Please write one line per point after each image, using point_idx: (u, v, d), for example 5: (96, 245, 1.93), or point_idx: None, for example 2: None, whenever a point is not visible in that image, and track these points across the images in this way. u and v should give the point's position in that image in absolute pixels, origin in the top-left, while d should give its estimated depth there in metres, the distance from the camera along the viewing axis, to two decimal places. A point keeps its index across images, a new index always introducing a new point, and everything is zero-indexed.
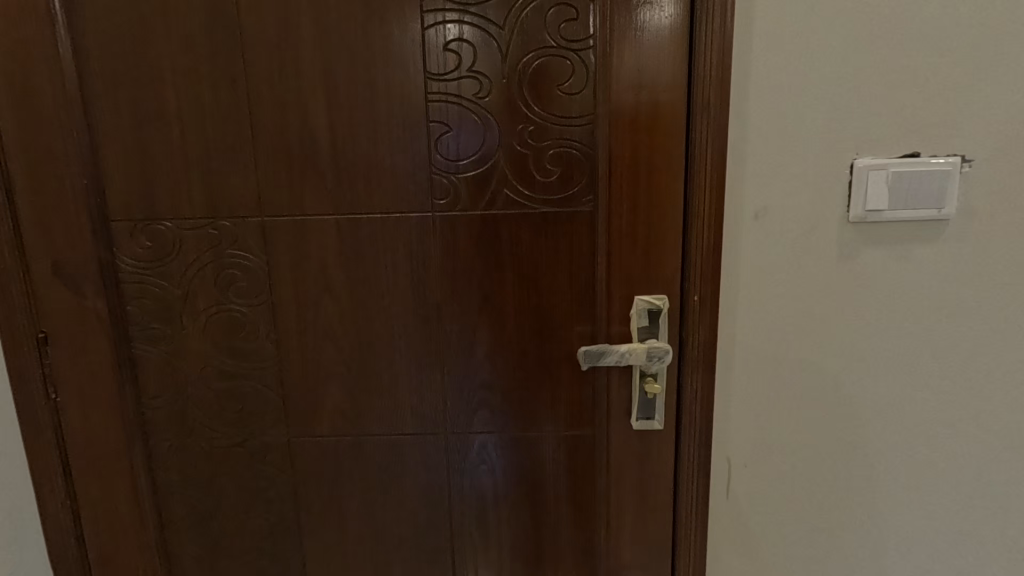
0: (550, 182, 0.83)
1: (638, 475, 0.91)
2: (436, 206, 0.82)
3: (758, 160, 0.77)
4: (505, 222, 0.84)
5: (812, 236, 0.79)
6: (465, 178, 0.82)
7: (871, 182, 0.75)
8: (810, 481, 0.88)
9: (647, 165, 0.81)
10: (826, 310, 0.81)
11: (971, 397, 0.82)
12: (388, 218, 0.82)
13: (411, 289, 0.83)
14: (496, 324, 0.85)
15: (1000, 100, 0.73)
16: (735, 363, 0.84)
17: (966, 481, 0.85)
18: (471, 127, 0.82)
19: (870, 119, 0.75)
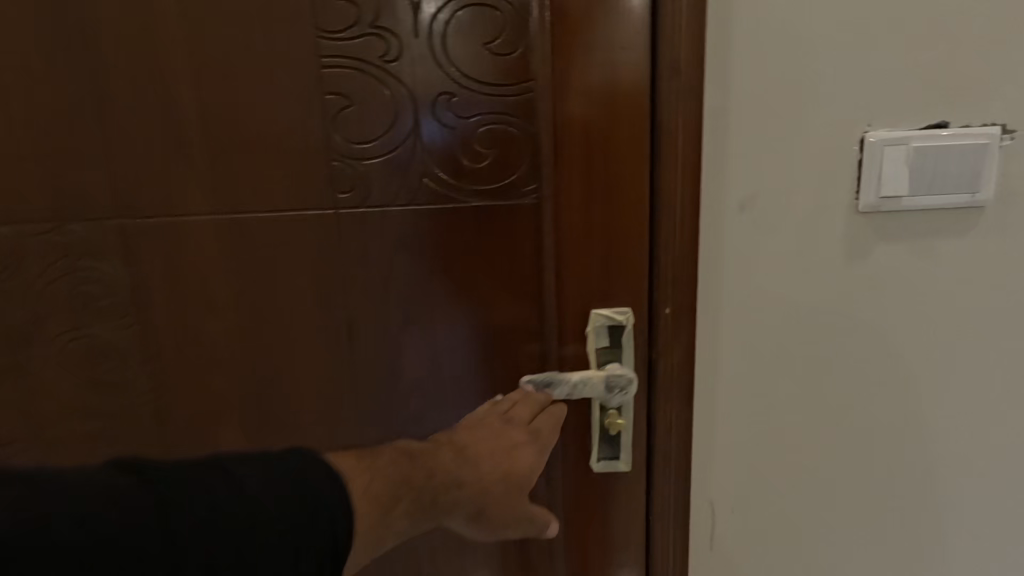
0: (480, 169, 0.66)
1: (601, 524, 0.77)
2: (338, 201, 0.67)
3: (741, 138, 0.64)
4: (427, 221, 0.68)
5: (815, 228, 0.66)
6: (373, 165, 0.66)
7: (887, 161, 0.63)
8: (809, 525, 0.74)
9: (607, 145, 0.65)
10: (831, 317, 0.68)
11: (989, 423, 0.71)
12: (283, 219, 0.67)
13: (316, 304, 0.70)
14: (424, 346, 0.71)
15: (1012, 75, 0.62)
16: (720, 384, 0.70)
17: (981, 517, 0.74)
18: (378, 100, 0.65)
19: (872, 90, 0.62)
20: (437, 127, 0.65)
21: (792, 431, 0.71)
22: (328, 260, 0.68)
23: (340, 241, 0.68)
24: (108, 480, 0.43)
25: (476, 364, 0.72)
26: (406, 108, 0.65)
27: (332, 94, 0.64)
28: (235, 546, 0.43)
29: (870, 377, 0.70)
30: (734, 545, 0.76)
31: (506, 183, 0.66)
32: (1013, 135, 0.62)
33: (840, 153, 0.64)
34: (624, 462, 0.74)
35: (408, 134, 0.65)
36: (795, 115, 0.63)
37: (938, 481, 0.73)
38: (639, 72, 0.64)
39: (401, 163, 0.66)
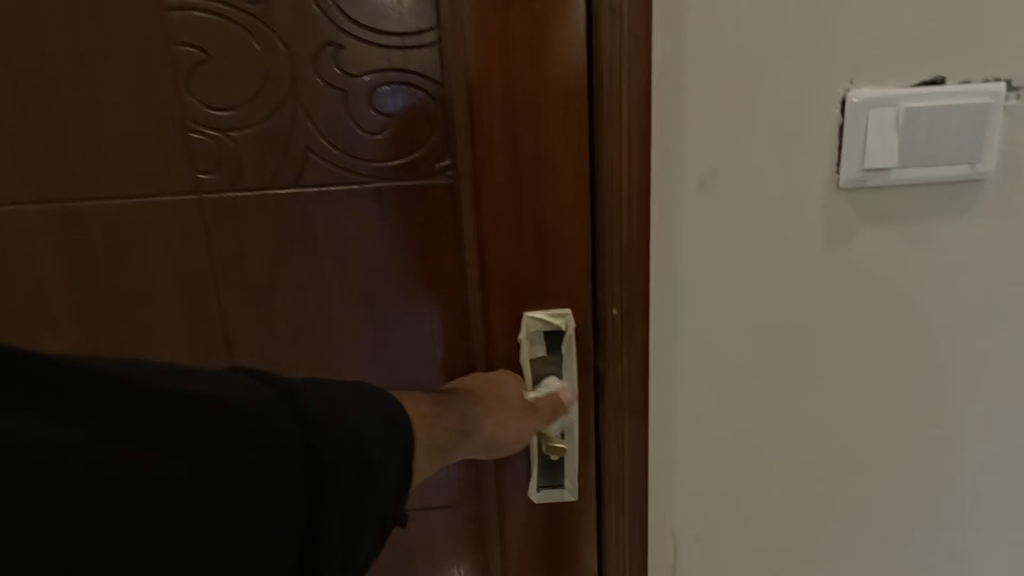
0: (377, 141, 0.55)
1: (546, 556, 0.66)
2: (200, 183, 0.55)
3: (699, 98, 0.52)
4: (316, 208, 0.56)
5: (786, 210, 0.55)
6: (242, 138, 0.54)
7: (871, 126, 0.52)
8: (786, 555, 0.64)
9: (536, 109, 0.53)
10: (806, 316, 0.57)
11: (998, 437, 0.60)
12: (140, 208, 0.56)
13: (185, 309, 0.59)
14: (323, 354, 0.61)
15: (1018, 19, 0.51)
16: (679, 397, 0.59)
17: (988, 545, 0.63)
18: (243, 56, 0.52)
19: (853, 40, 0.51)
20: (320, 90, 0.54)
21: (762, 450, 0.61)
22: (200, 255, 0.57)
23: (209, 234, 0.57)
24: (236, 378, 0.40)
25: (393, 372, 0.62)
26: (280, 66, 0.53)
27: (182, 46, 0.52)
28: (328, 433, 0.40)
29: (854, 388, 0.59)
30: None
31: (410, 158, 0.55)
32: (1019, 93, 0.52)
33: (815, 119, 0.52)
34: (570, 491, 0.63)
35: (285, 98, 0.54)
36: (763, 69, 0.51)
37: (938, 508, 0.62)
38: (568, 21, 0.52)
39: (279, 135, 0.54)
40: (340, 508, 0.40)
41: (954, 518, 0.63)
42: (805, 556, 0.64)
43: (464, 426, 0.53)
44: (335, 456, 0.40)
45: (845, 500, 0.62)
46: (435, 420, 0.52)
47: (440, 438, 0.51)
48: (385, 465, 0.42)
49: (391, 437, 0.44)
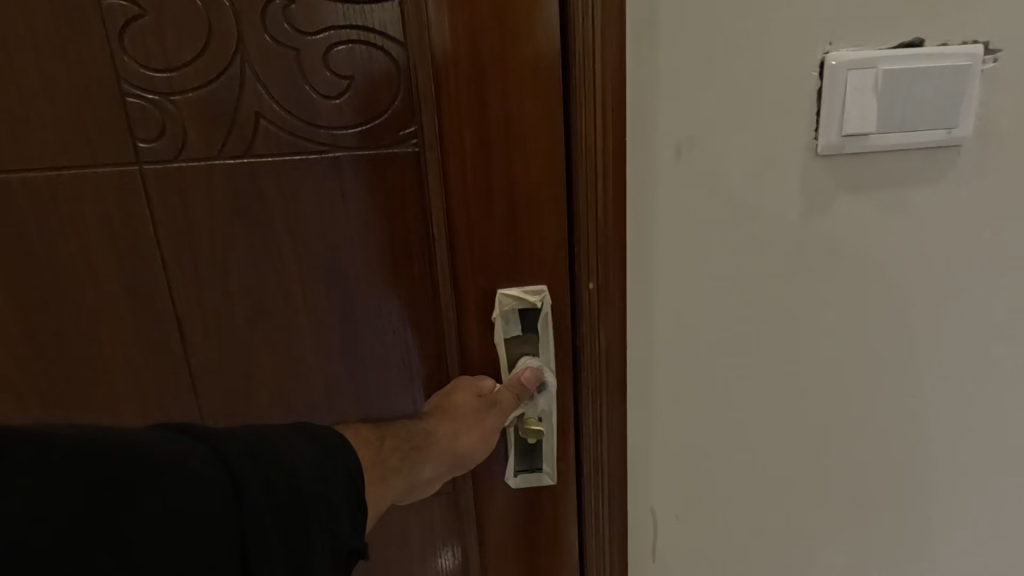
0: (334, 105, 0.52)
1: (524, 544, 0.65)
2: (140, 151, 0.53)
3: (676, 60, 0.50)
4: (271, 179, 0.54)
5: (764, 178, 0.53)
6: (185, 102, 0.52)
7: (850, 89, 0.50)
8: (766, 530, 0.64)
9: (508, 69, 0.49)
10: (783, 286, 0.56)
11: (974, 407, 0.60)
12: (82, 177, 0.53)
13: (130, 286, 0.56)
14: (282, 335, 0.58)
15: None
16: (658, 372, 0.58)
17: (966, 513, 0.64)
18: (185, 12, 0.49)
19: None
20: (270, 48, 0.51)
21: (742, 425, 0.60)
22: (147, 229, 0.55)
23: (153, 206, 0.54)
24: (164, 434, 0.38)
25: (360, 353, 0.59)
26: (228, 24, 0.50)
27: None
28: (270, 479, 0.38)
29: (834, 359, 0.58)
30: (681, 557, 0.65)
31: (371, 125, 0.53)
32: (997, 56, 0.51)
33: (795, 81, 0.51)
34: (549, 476, 0.61)
35: (230, 58, 0.51)
36: (741, 28, 0.49)
37: (914, 480, 0.62)
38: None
39: (226, 99, 0.52)
40: (286, 550, 0.38)
41: (929, 489, 0.63)
42: (784, 532, 0.64)
43: (415, 442, 0.51)
44: (276, 502, 0.38)
45: (823, 474, 0.62)
46: (378, 440, 0.50)
47: (388, 457, 0.49)
48: (327, 501, 0.41)
49: (337, 475, 0.42)
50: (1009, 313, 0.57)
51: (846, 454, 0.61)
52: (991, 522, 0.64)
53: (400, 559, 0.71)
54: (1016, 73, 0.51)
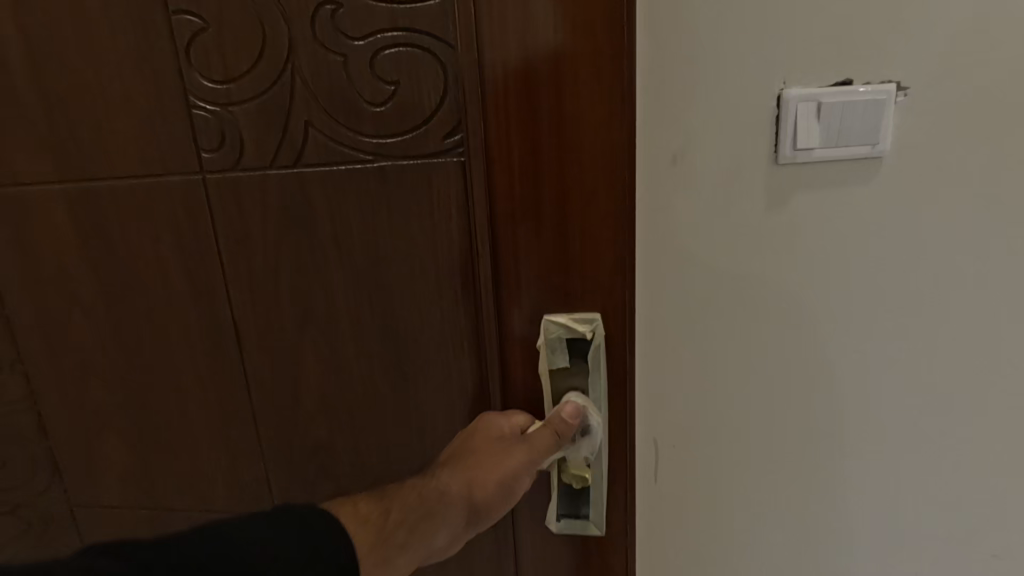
0: (379, 115, 0.60)
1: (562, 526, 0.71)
2: (204, 161, 0.64)
3: (675, 89, 0.63)
4: (315, 185, 0.63)
5: (739, 182, 0.67)
6: (241, 112, 0.62)
7: (799, 115, 0.64)
8: (745, 477, 0.77)
9: (565, 94, 0.56)
10: (750, 273, 0.69)
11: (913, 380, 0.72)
12: (154, 188, 0.66)
13: (194, 277, 0.69)
14: (327, 325, 0.68)
15: (910, 34, 0.63)
16: (658, 339, 0.71)
17: (915, 470, 0.75)
18: (243, 27, 0.60)
19: (786, 53, 0.63)
20: (322, 60, 0.60)
21: (721, 387, 0.73)
22: (209, 232, 0.66)
23: (212, 214, 0.66)
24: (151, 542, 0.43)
25: (399, 348, 0.68)
26: (278, 45, 0.60)
27: (181, 15, 0.60)
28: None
29: (797, 331, 0.71)
30: (676, 495, 0.77)
31: (414, 133, 0.60)
32: (906, 92, 0.65)
33: (761, 104, 0.64)
34: (594, 524, 0.70)
35: (282, 68, 0.60)
36: (722, 68, 0.63)
37: (860, 442, 0.75)
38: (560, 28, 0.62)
39: (278, 105, 0.62)
40: None
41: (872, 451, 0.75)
42: (750, 482, 0.77)
43: (426, 509, 0.59)
44: None
45: (783, 433, 0.75)
46: (384, 517, 0.55)
47: (396, 535, 0.55)
48: None
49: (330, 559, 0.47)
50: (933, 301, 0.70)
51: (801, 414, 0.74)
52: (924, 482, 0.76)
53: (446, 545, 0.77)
54: (925, 104, 0.65)
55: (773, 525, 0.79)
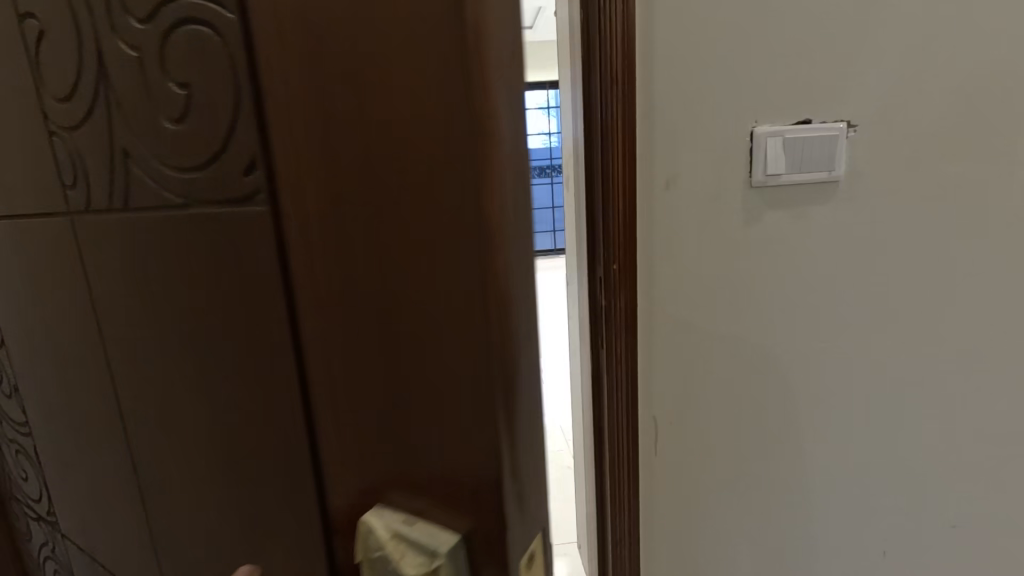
0: (178, 135, 0.34)
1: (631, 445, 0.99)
2: (68, 198, 0.43)
3: (666, 133, 0.86)
4: (120, 274, 0.41)
5: (717, 203, 0.89)
6: (83, 134, 0.41)
7: (769, 148, 0.86)
8: (732, 434, 1.01)
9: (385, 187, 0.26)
10: (729, 273, 0.92)
11: (865, 347, 0.97)
12: (28, 227, 0.47)
13: (65, 365, 0.52)
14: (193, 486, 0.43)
15: (854, 90, 0.87)
16: (656, 320, 0.94)
17: (874, 420, 1.01)
18: (57, 31, 0.39)
19: (760, 106, 0.86)
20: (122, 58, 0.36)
21: (711, 355, 0.96)
22: (88, 307, 0.45)
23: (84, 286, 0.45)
24: None
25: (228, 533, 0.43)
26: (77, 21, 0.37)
27: (32, 17, 0.40)
28: None
29: (771, 317, 0.95)
30: (675, 451, 1.00)
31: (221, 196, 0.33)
32: (855, 129, 0.88)
33: (737, 141, 0.87)
34: None
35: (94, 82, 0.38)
36: (705, 117, 0.86)
37: (822, 395, 0.99)
38: (579, 94, 0.91)
39: (100, 139, 0.39)
40: None
41: (830, 403, 1.00)
42: (737, 428, 1.00)
43: None
44: None
45: (762, 390, 0.99)
46: None
47: None
48: None
49: None
50: (874, 287, 0.94)
51: (773, 375, 0.98)
52: (883, 427, 1.01)
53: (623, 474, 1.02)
54: (866, 139, 0.88)
55: (755, 463, 1.02)
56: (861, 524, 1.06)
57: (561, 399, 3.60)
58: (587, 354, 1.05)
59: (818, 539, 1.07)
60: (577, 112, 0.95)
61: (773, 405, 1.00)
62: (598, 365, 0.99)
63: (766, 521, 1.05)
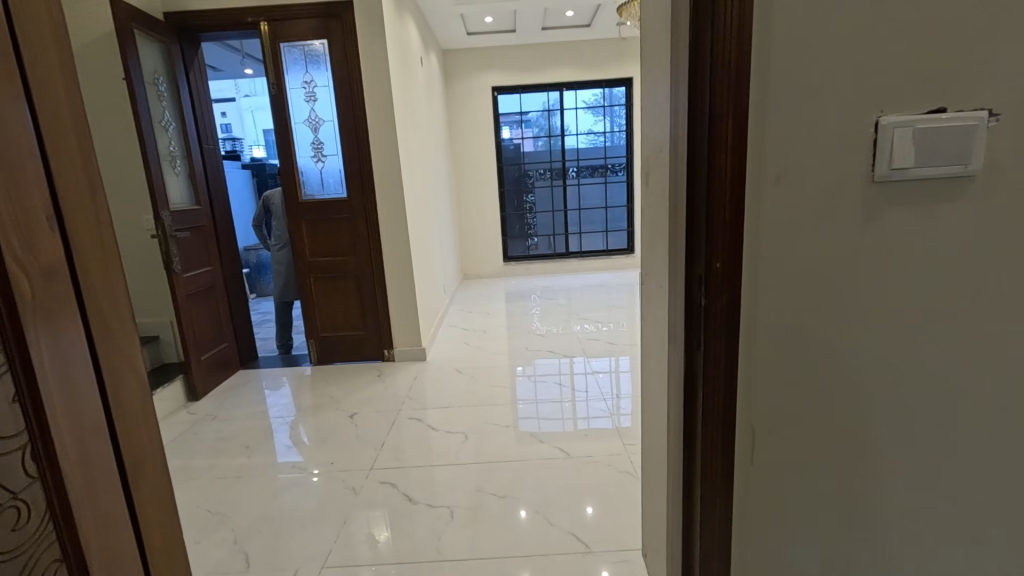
0: None
1: (725, 453, 0.94)
2: None
3: (781, 125, 0.81)
4: None
5: (831, 200, 0.83)
6: None
7: (897, 139, 0.80)
8: (833, 446, 0.94)
9: None
10: (838, 275, 0.86)
11: (995, 358, 0.89)
12: None
13: None
14: None
15: (997, 77, 0.79)
16: (759, 322, 0.88)
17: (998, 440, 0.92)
18: None
19: (887, 96, 0.79)
20: None
21: (815, 362, 0.90)
22: None
23: None
24: None
25: None
26: None
27: None
28: None
29: (885, 324, 0.88)
30: (771, 461, 0.94)
31: None
32: (997, 118, 0.80)
33: (859, 133, 0.81)
34: None
35: None
36: (824, 107, 0.80)
37: (940, 409, 0.91)
38: (684, 86, 0.87)
39: None
40: None
41: (948, 418, 0.92)
42: (841, 441, 0.94)
43: None
44: None
45: (871, 401, 0.92)
46: None
47: None
48: None
49: None
50: (1006, 293, 0.86)
51: (885, 387, 0.91)
52: (1009, 448, 0.92)
53: (716, 484, 0.95)
54: (1008, 131, 0.80)
55: (858, 478, 0.95)
56: (979, 552, 0.97)
57: (613, 401, 3.53)
58: (676, 357, 1.00)
59: (926, 566, 0.98)
60: (679, 103, 0.90)
61: (882, 418, 0.92)
62: (693, 369, 0.94)
63: (869, 541, 0.98)
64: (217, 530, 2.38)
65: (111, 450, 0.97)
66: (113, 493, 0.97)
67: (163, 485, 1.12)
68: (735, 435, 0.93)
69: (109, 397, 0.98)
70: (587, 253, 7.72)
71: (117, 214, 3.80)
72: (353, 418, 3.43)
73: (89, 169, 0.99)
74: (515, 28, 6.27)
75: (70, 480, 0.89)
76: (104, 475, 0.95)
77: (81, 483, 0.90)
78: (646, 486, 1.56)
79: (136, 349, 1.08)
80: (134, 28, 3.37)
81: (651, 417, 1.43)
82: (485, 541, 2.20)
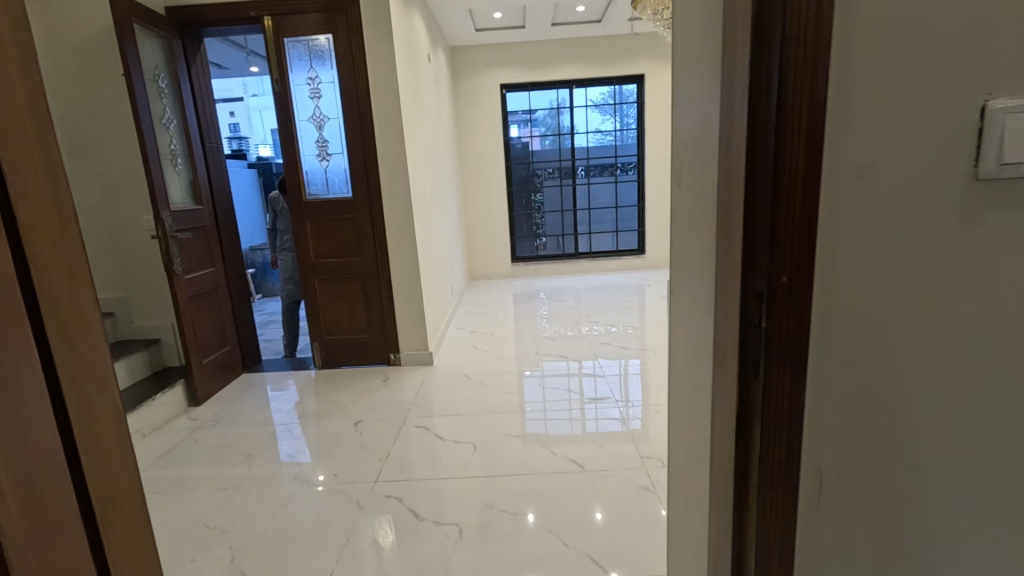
0: None
1: (786, 500, 0.79)
2: None
3: (864, 111, 0.67)
4: None
5: (922, 202, 0.69)
6: None
7: (1007, 128, 0.66)
8: (913, 491, 0.80)
9: None
10: (925, 292, 0.72)
11: None
12: None
13: None
14: None
15: None
16: (829, 346, 0.74)
17: None
18: None
19: (994, 77, 0.66)
20: None
21: (895, 395, 0.76)
22: None
23: None
24: None
25: None
26: None
27: None
28: None
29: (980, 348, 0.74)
30: (839, 507, 0.80)
31: None
32: None
33: (958, 121, 0.67)
34: None
35: None
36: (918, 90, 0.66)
37: None
38: (740, 67, 0.73)
39: None
40: None
41: None
42: (921, 484, 0.80)
43: None
44: None
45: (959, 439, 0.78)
46: None
47: None
48: None
49: None
50: None
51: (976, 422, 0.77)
52: None
53: (775, 537, 0.80)
54: None
55: (942, 528, 0.81)
56: None
57: (623, 404, 3.41)
58: (725, 384, 0.86)
59: None
60: (734, 87, 0.76)
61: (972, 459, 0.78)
62: (747, 400, 0.80)
63: None
64: (214, 547, 2.26)
65: (71, 488, 0.84)
66: (71, 541, 0.84)
67: (138, 523, 0.99)
68: (798, 479, 0.79)
69: (70, 428, 0.85)
70: (596, 253, 7.57)
71: (117, 214, 3.70)
72: (358, 426, 3.31)
73: (51, 164, 0.86)
74: (525, 24, 6.14)
75: (17, 530, 0.75)
76: (61, 520, 0.82)
77: (30, 531, 0.77)
78: (673, 514, 1.42)
79: (107, 370, 0.95)
80: (133, 22, 3.26)
81: (681, 441, 1.29)
82: (495, 563, 2.06)
